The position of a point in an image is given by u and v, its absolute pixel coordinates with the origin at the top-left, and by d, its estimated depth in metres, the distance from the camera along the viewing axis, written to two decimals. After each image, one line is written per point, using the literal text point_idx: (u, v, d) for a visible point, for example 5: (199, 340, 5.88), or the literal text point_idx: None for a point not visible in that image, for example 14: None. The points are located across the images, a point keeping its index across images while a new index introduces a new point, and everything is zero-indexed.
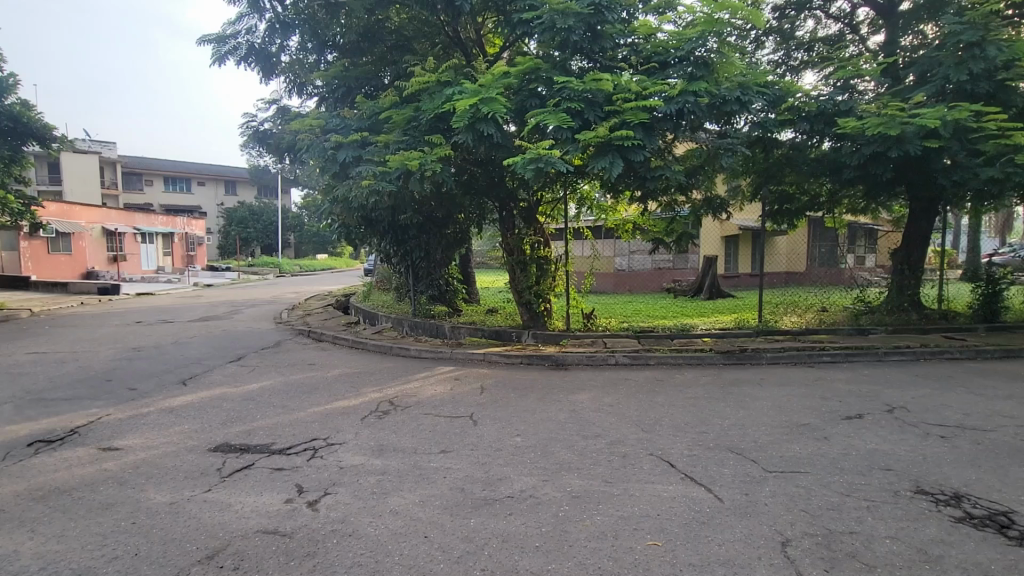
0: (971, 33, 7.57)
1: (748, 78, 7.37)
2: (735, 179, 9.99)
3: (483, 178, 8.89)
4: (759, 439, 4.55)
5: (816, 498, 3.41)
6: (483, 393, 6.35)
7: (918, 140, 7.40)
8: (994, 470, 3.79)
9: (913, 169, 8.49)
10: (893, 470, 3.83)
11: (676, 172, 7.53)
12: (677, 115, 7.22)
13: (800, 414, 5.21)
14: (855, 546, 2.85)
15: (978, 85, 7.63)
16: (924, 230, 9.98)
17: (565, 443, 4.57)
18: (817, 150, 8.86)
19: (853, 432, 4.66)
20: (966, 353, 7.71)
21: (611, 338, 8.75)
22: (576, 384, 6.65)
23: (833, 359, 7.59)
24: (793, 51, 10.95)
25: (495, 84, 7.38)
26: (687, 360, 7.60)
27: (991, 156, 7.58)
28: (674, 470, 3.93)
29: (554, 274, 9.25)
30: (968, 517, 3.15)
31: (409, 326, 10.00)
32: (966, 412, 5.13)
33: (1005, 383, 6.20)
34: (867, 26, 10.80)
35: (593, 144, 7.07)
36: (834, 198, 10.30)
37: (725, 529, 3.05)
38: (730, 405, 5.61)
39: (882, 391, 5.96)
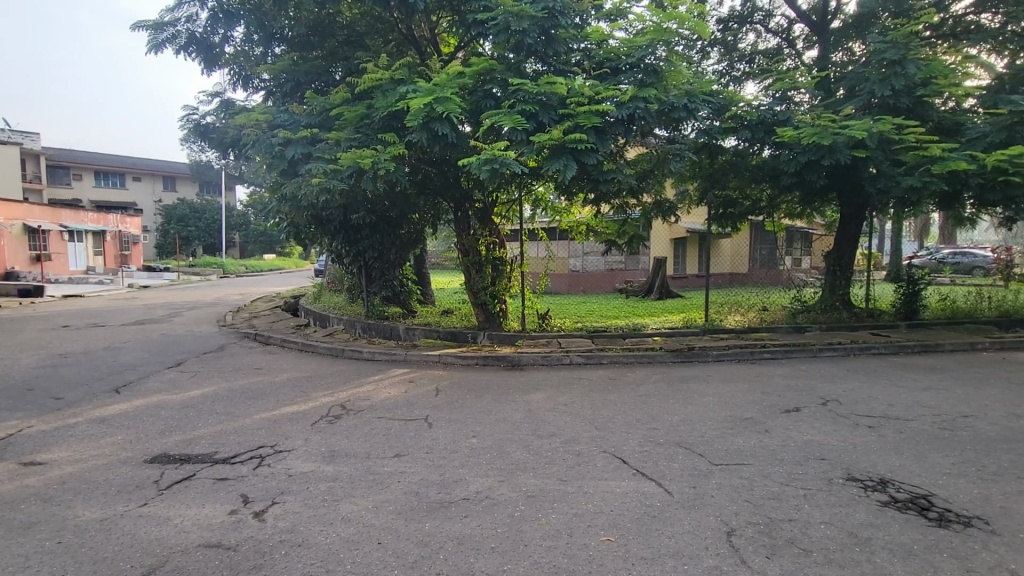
0: (894, 51, 8.17)
1: (694, 87, 7.68)
2: (683, 184, 10.37)
3: (438, 178, 8.82)
4: (706, 433, 4.74)
5: (758, 489, 3.59)
6: (438, 395, 6.30)
7: (848, 150, 7.93)
8: (914, 456, 4.12)
9: (843, 177, 9.09)
10: (827, 459, 4.09)
11: (627, 175, 7.74)
12: (628, 120, 7.42)
13: (744, 408, 5.47)
14: (793, 533, 3.02)
15: (900, 100, 8.25)
16: (854, 234, 10.70)
17: (520, 442, 4.61)
18: (758, 157, 9.29)
19: (791, 424, 4.94)
20: (890, 349, 8.32)
21: (565, 338, 8.89)
22: (532, 384, 6.71)
23: (773, 356, 8.01)
24: (736, 61, 11.42)
25: (449, 83, 7.33)
26: (638, 359, 7.82)
27: (910, 166, 8.24)
28: (626, 466, 4.03)
29: (509, 275, 9.28)
30: (892, 501, 3.40)
31: (362, 327, 9.80)
32: (890, 404, 5.54)
33: (923, 376, 6.74)
34: (802, 41, 11.47)
35: (548, 145, 7.16)
36: (774, 203, 10.88)
37: (675, 522, 3.16)
38: (679, 401, 5.82)
39: (817, 385, 6.34)
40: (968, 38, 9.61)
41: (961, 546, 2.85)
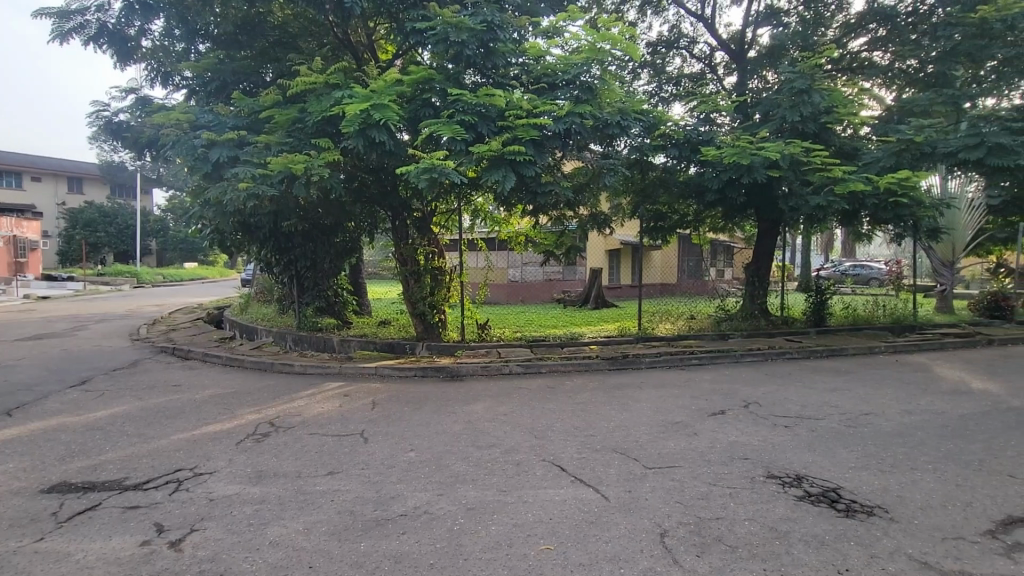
0: (801, 81, 8.98)
1: (626, 105, 8.03)
2: (617, 198, 10.78)
3: (375, 186, 8.65)
4: (640, 438, 4.92)
5: (688, 490, 3.77)
6: (374, 408, 6.13)
7: (764, 170, 8.59)
8: (824, 452, 4.48)
9: (760, 194, 9.82)
10: (749, 459, 4.37)
11: (564, 188, 7.95)
12: (565, 135, 7.64)
13: (675, 413, 5.74)
14: (720, 530, 3.19)
15: (807, 126, 9.05)
16: (770, 248, 11.55)
17: (460, 454, 4.57)
18: (684, 174, 9.81)
19: (717, 426, 5.24)
20: (802, 353, 9.02)
21: (505, 348, 8.93)
22: (471, 395, 6.67)
23: (700, 362, 8.46)
24: (664, 84, 12.04)
25: (386, 91, 7.24)
26: (576, 367, 8.00)
27: (817, 186, 9.03)
28: (565, 473, 4.11)
29: (448, 285, 9.22)
30: (807, 496, 3.68)
31: (293, 340, 9.38)
32: (803, 404, 6.00)
33: (831, 378, 7.36)
34: (722, 67, 12.33)
35: (486, 157, 7.23)
36: (700, 217, 11.55)
37: (611, 527, 3.25)
38: (614, 407, 6.00)
39: (739, 389, 6.76)
40: (863, 73, 10.72)
41: (865, 534, 3.13)
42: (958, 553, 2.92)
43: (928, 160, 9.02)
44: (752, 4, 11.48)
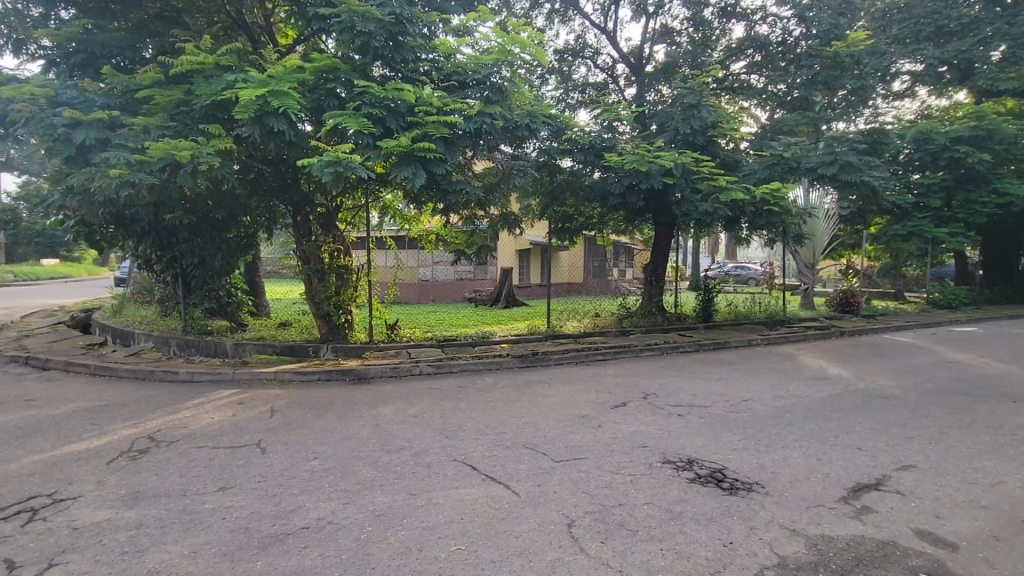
0: (691, 97, 9.81)
1: (535, 108, 8.24)
2: (526, 199, 11.03)
3: (274, 178, 8.10)
4: (549, 433, 5.09)
5: (593, 479, 3.98)
6: (273, 416, 5.74)
7: (660, 177, 9.27)
8: (712, 437, 4.94)
9: (657, 199, 10.57)
10: (648, 446, 4.70)
11: (475, 188, 8.00)
12: (474, 134, 7.67)
13: (581, 407, 6.00)
14: (622, 516, 3.41)
15: (697, 138, 9.88)
16: (665, 250, 12.44)
17: (369, 459, 4.44)
18: (589, 178, 10.27)
19: (620, 418, 5.57)
20: (693, 347, 9.85)
21: (415, 348, 8.79)
22: (380, 397, 6.49)
23: (604, 357, 8.92)
24: (570, 90, 12.57)
25: (285, 77, 6.82)
26: (486, 365, 8.08)
27: (705, 194, 9.86)
28: (476, 472, 4.14)
29: (355, 284, 8.85)
30: (697, 477, 4.03)
31: (177, 345, 8.51)
32: (693, 394, 6.57)
33: (717, 369, 8.12)
34: (623, 79, 13.05)
35: (395, 152, 7.07)
36: (603, 220, 12.17)
37: (520, 522, 3.34)
38: (524, 404, 6.15)
39: (639, 382, 7.24)
40: (742, 93, 11.90)
41: (746, 508, 3.50)
42: (818, 519, 3.36)
43: (795, 174, 10.24)
44: (649, 22, 12.26)
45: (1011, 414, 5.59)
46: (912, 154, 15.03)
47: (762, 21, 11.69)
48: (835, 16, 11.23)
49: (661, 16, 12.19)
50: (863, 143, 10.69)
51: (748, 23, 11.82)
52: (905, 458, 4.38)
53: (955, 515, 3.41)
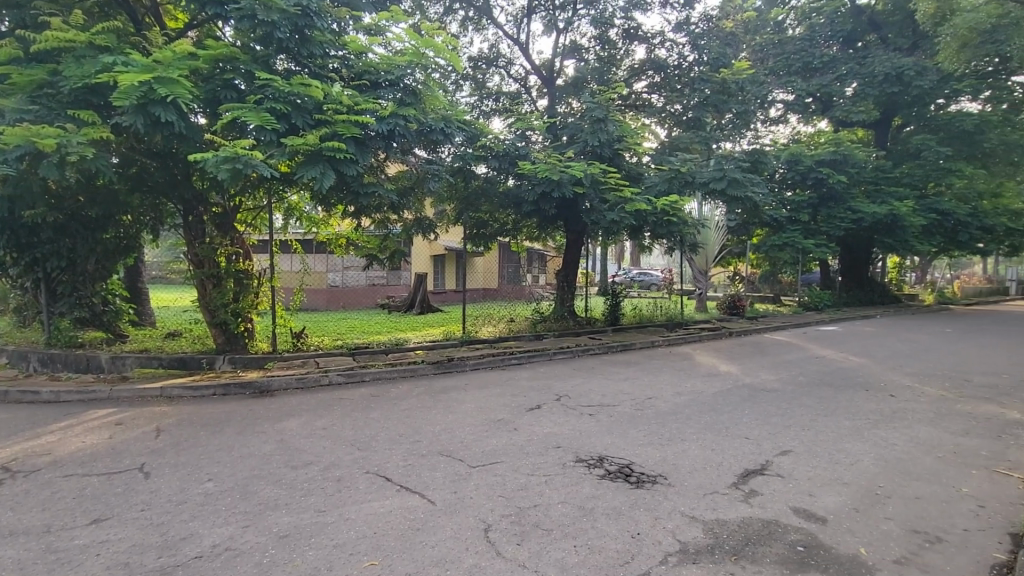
0: (599, 111, 10.33)
1: (450, 113, 8.24)
2: (441, 204, 11.00)
3: (160, 173, 7.36)
4: (465, 438, 5.09)
5: (510, 482, 4.04)
6: (159, 436, 5.19)
7: (570, 186, 9.64)
8: (619, 434, 5.22)
9: (568, 208, 10.97)
10: (562, 447, 4.86)
11: (388, 191, 7.83)
12: (387, 135, 7.51)
13: (497, 411, 6.08)
14: (538, 516, 3.50)
15: (605, 150, 10.42)
16: (576, 256, 12.91)
17: (272, 477, 4.17)
18: (503, 185, 10.44)
19: (535, 420, 5.71)
20: (602, 349, 10.34)
21: (323, 357, 8.39)
22: (285, 410, 6.12)
23: (518, 361, 9.08)
24: (485, 98, 12.74)
25: (175, 63, 6.23)
26: (400, 373, 7.90)
27: (612, 203, 10.41)
28: (390, 483, 4.04)
29: (256, 290, 8.25)
30: (607, 474, 4.24)
31: (38, 361, 7.43)
32: (602, 394, 6.91)
33: (624, 369, 8.59)
34: (535, 90, 13.41)
35: (301, 151, 6.73)
36: (517, 226, 12.42)
37: (436, 531, 3.31)
38: (440, 411, 6.09)
39: (553, 384, 7.46)
40: (644, 111, 12.74)
41: (651, 500, 3.74)
42: (713, 504, 3.68)
43: (690, 188, 11.13)
44: (559, 37, 12.74)
45: (865, 401, 6.49)
46: (786, 174, 16.93)
47: (661, 45, 12.59)
48: (722, 46, 12.37)
49: (570, 32, 12.72)
50: (746, 161, 11.89)
51: (648, 46, 12.69)
52: (784, 444, 4.92)
53: (824, 492, 3.89)
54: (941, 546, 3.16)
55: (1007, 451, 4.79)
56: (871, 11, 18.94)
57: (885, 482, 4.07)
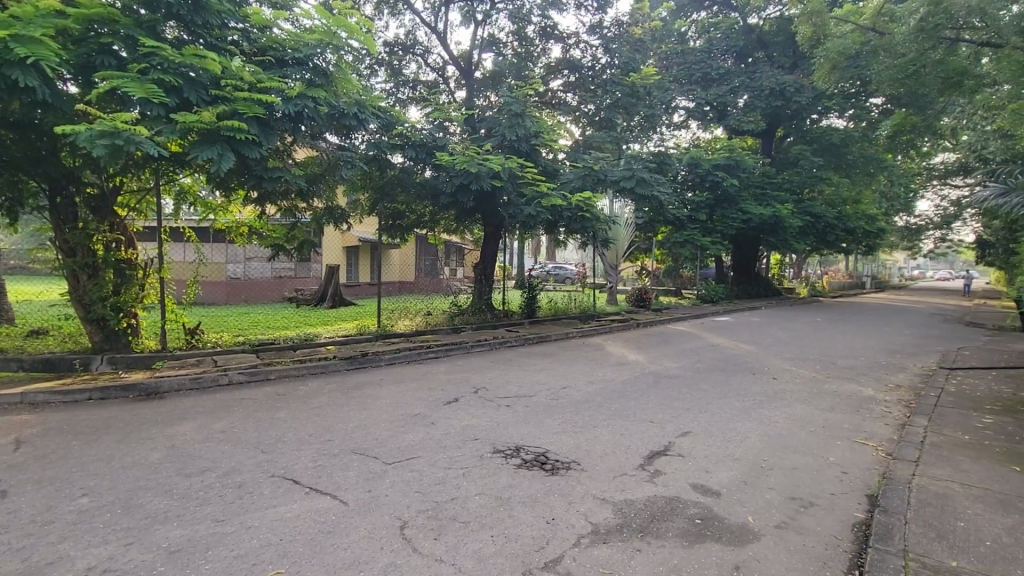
0: (516, 105, 10.39)
1: (363, 98, 7.88)
2: (354, 193, 10.55)
3: (19, 147, 6.36)
4: (380, 435, 4.94)
5: (426, 477, 3.98)
6: (19, 449, 4.51)
7: (489, 179, 9.61)
8: (535, 424, 5.32)
9: (486, 201, 10.96)
10: (479, 438, 4.87)
11: (296, 176, 7.37)
12: (294, 117, 7.03)
13: (413, 405, 5.96)
14: (455, 509, 3.48)
15: (522, 145, 10.53)
16: (494, 250, 12.92)
17: (162, 487, 3.77)
18: (420, 176, 10.20)
19: (452, 413, 5.67)
20: (519, 342, 10.49)
21: (222, 354, 7.74)
22: (177, 414, 5.57)
23: (436, 355, 8.97)
24: (401, 85, 12.40)
25: (37, 19, 5.38)
26: (309, 370, 7.49)
27: (529, 198, 10.55)
28: (298, 486, 3.82)
29: (142, 282, 7.42)
30: (523, 463, 4.31)
31: None
32: (519, 385, 7.02)
33: (540, 361, 8.78)
34: (453, 81, 13.21)
35: (196, 129, 6.11)
36: (434, 219, 12.24)
37: (348, 532, 3.18)
38: (353, 408, 5.85)
39: (470, 377, 7.46)
40: (559, 109, 12.88)
41: (565, 485, 3.86)
42: (622, 486, 3.87)
43: (602, 185, 11.57)
44: (477, 29, 12.65)
45: (753, 384, 7.17)
46: (687, 175, 18.14)
47: (575, 46, 12.93)
48: (632, 51, 12.92)
49: (488, 25, 12.68)
50: (652, 162, 12.60)
51: (563, 46, 12.98)
52: (684, 426, 5.30)
53: (719, 468, 4.23)
54: (813, 510, 3.57)
55: (865, 423, 5.51)
56: (760, 31, 20.77)
57: (770, 456, 4.52)
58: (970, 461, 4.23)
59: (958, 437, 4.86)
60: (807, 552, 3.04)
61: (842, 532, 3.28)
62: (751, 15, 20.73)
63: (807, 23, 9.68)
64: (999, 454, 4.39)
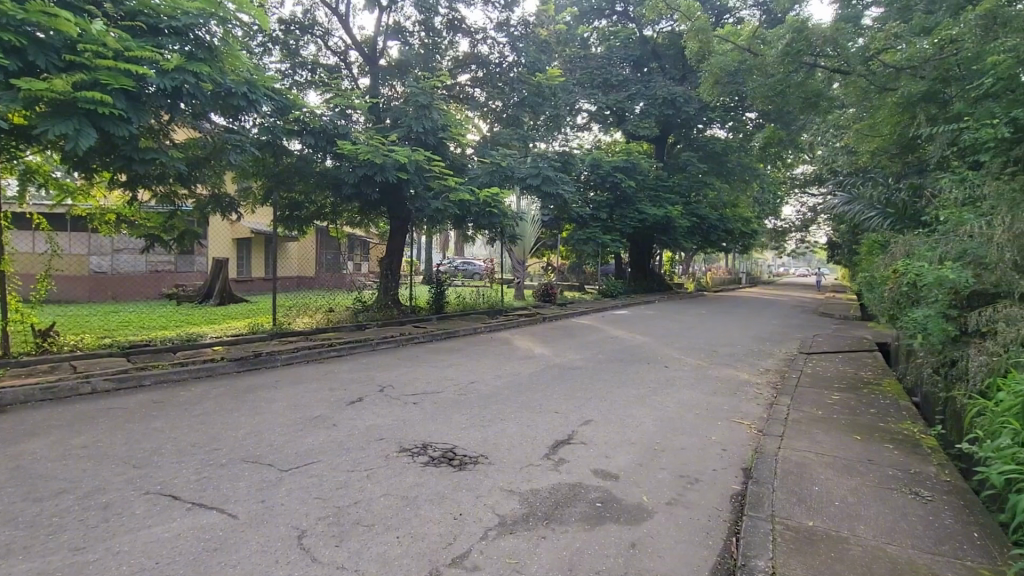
0: (423, 97, 10.16)
1: (255, 78, 7.23)
2: (245, 180, 9.75)
3: None
4: (275, 441, 4.60)
5: (326, 482, 3.78)
6: None
7: (394, 171, 9.32)
8: (443, 419, 5.27)
9: (391, 194, 10.61)
10: (385, 438, 4.71)
11: (174, 159, 6.65)
12: (171, 93, 6.29)
13: (313, 407, 5.63)
14: (357, 513, 3.34)
15: (429, 138, 10.34)
16: (400, 243, 12.54)
17: (3, 516, 3.21)
18: (321, 165, 9.61)
19: (355, 414, 5.43)
20: (427, 337, 10.33)
21: (83, 359, 6.77)
22: (23, 429, 4.77)
23: (338, 353, 8.55)
24: (298, 68, 11.62)
25: None
26: (193, 374, 6.78)
27: (436, 192, 10.38)
28: (178, 502, 3.43)
29: None
30: (430, 460, 4.24)
31: None
32: (427, 381, 6.90)
33: (449, 356, 8.71)
34: (356, 67, 12.59)
35: (45, 99, 5.27)
36: (336, 210, 11.66)
37: (238, 547, 2.92)
38: (244, 413, 5.40)
39: (375, 375, 7.19)
40: (466, 104, 12.86)
41: (472, 480, 3.86)
42: (529, 476, 3.96)
43: (509, 182, 11.68)
44: (382, 15, 12.18)
45: (649, 373, 7.67)
46: (590, 176, 18.82)
47: (483, 41, 12.92)
48: (538, 52, 13.16)
49: (393, 12, 12.24)
50: (556, 162, 12.98)
51: (471, 40, 12.92)
52: (587, 415, 5.54)
53: (618, 453, 4.48)
54: (699, 485, 3.90)
55: (741, 404, 6.13)
56: (654, 43, 22.17)
57: (663, 439, 4.86)
58: (823, 433, 4.87)
59: (813, 413, 5.57)
60: (693, 525, 3.32)
61: (722, 504, 3.61)
62: (646, 27, 22.05)
63: (694, 39, 10.37)
64: (844, 425, 5.10)
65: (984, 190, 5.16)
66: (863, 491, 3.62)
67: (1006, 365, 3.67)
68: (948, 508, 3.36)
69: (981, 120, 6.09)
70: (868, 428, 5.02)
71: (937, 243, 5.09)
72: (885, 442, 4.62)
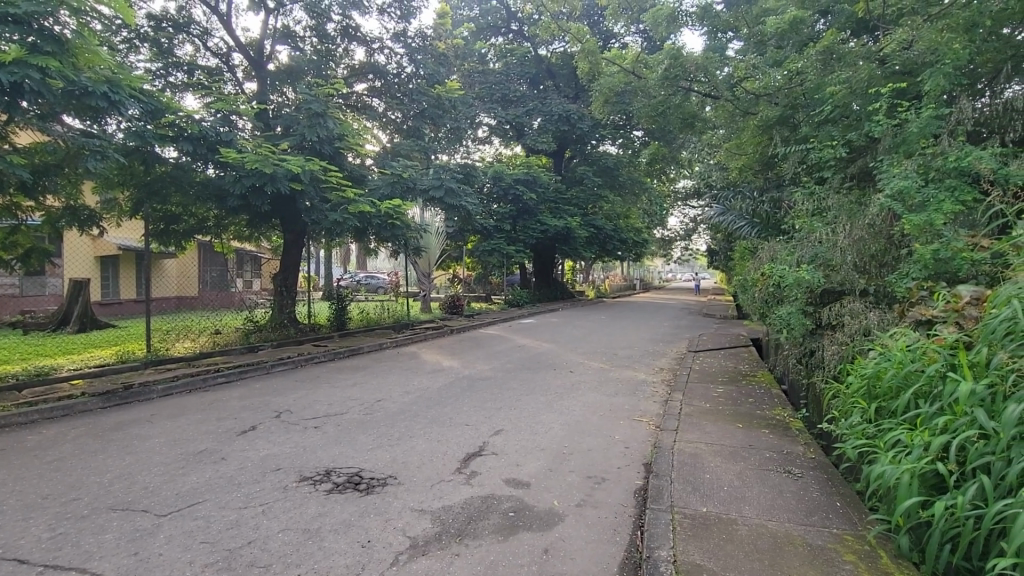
0: (316, 104, 9.57)
1: (119, 77, 6.37)
2: (108, 190, 8.59)
3: None
4: (152, 482, 4.06)
5: (215, 523, 3.38)
6: None
7: (287, 181, 8.73)
8: (348, 442, 5.00)
9: (284, 205, 9.93)
10: (282, 468, 4.34)
11: (14, 165, 5.66)
12: (9, 89, 5.40)
13: (197, 441, 5.04)
14: (253, 553, 3.03)
15: (324, 147, 9.85)
16: (295, 258, 11.74)
17: None
18: (201, 174, 8.79)
19: (248, 444, 4.96)
20: (328, 356, 9.75)
21: None
22: None
23: (227, 379, 7.78)
24: (171, 68, 10.53)
25: None
26: (45, 415, 5.79)
27: (334, 203, 9.92)
28: (26, 566, 2.88)
29: None
30: (334, 486, 3.98)
31: None
32: (329, 403, 6.49)
33: (352, 375, 8.28)
34: (241, 71, 11.70)
35: None
36: (220, 223, 10.67)
37: None
38: (112, 454, 4.70)
39: (269, 400, 6.63)
40: (364, 113, 12.44)
41: (381, 503, 3.68)
42: (440, 493, 3.85)
43: (411, 193, 11.43)
44: (269, 18, 11.46)
45: (555, 378, 7.87)
46: (492, 188, 19.06)
47: (379, 51, 12.63)
48: (436, 64, 13.13)
49: (282, 15, 11.58)
50: (457, 173, 13.00)
51: (366, 49, 12.58)
52: (498, 425, 5.54)
53: (528, 460, 4.52)
54: (606, 484, 4.05)
55: (640, 402, 6.51)
56: (548, 63, 23.17)
57: (572, 442, 5.00)
58: (711, 424, 5.29)
59: (703, 406, 6.04)
60: (602, 523, 3.43)
61: (628, 500, 3.78)
62: (540, 47, 22.96)
63: (584, 60, 11.03)
64: (729, 416, 5.59)
65: (829, 203, 5.96)
66: (747, 474, 3.98)
67: (852, 352, 4.26)
68: (814, 482, 3.80)
69: (826, 141, 7.05)
70: (748, 417, 5.54)
71: (794, 248, 5.79)
72: (762, 427, 5.13)
